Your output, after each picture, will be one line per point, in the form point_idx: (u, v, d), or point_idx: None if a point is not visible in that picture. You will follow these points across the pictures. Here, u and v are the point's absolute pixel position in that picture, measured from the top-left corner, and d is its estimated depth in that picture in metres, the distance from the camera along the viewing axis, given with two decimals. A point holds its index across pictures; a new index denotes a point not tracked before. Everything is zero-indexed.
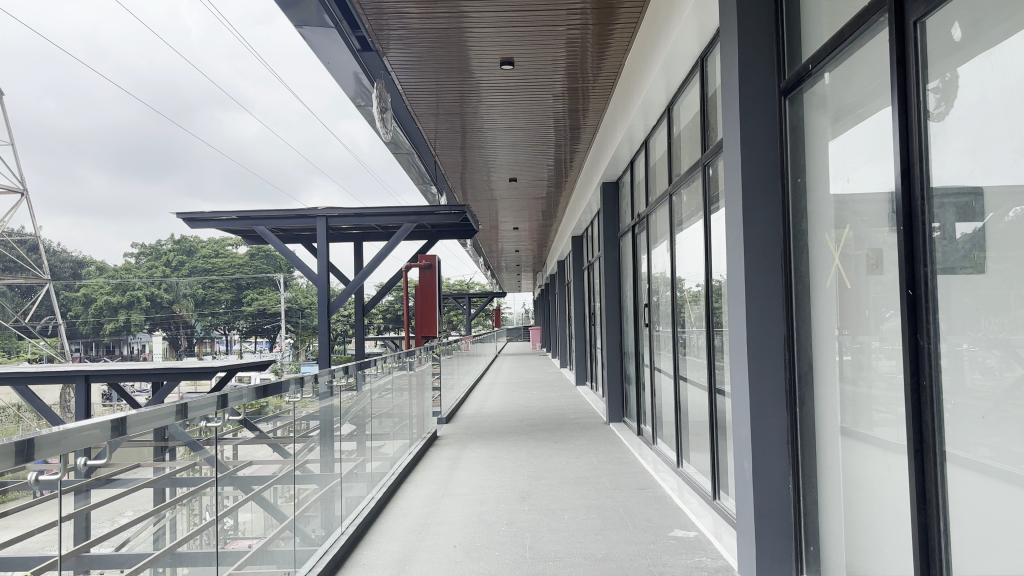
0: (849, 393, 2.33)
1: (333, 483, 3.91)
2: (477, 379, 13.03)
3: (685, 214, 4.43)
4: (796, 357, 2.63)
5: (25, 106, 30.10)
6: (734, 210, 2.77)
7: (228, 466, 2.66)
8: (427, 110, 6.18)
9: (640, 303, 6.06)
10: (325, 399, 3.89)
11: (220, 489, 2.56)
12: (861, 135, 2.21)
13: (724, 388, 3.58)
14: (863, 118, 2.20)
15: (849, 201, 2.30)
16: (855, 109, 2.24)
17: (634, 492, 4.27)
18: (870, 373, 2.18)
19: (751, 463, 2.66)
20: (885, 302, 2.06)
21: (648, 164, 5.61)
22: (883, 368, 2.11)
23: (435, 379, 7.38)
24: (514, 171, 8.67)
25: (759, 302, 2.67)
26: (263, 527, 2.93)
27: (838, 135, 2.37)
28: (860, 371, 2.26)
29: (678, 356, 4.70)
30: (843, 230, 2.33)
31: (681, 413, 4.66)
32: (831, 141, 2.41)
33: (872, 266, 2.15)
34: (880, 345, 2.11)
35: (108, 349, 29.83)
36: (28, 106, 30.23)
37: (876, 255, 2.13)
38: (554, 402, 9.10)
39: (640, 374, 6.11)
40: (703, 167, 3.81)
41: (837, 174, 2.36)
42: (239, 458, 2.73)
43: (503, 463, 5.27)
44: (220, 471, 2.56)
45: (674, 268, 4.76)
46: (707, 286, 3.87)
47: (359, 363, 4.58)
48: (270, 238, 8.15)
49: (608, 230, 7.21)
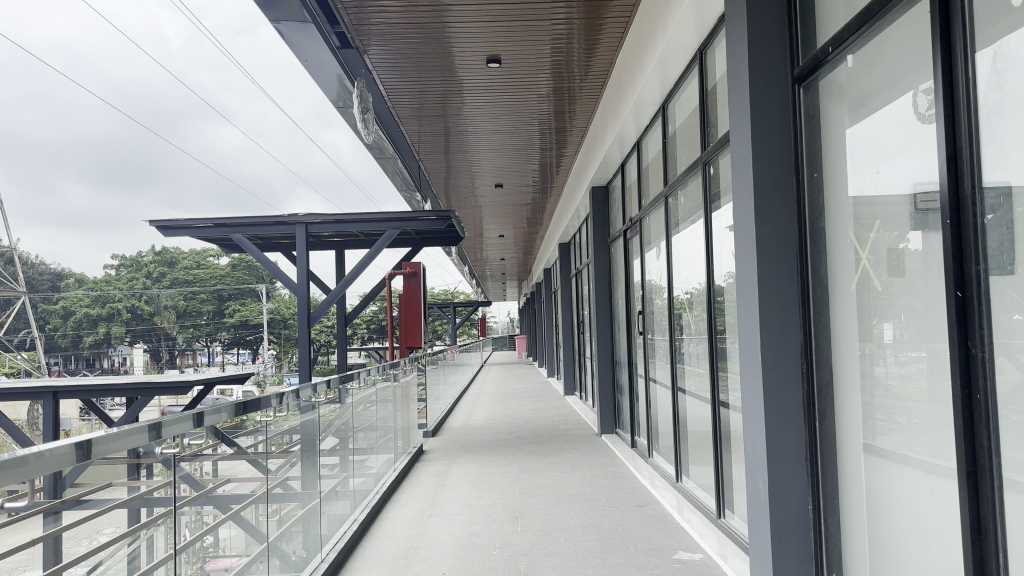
0: (877, 405, 2.11)
1: (316, 503, 3.67)
2: (464, 389, 12.79)
3: (683, 216, 4.21)
4: (814, 367, 2.42)
5: None
6: (744, 208, 2.56)
7: (207, 484, 2.40)
8: (410, 111, 5.94)
9: (633, 310, 5.85)
10: (307, 413, 3.66)
11: (204, 506, 2.36)
12: (889, 123, 2.01)
13: (730, 399, 3.37)
14: (896, 101, 1.98)
15: (875, 195, 2.09)
16: (883, 93, 2.04)
17: (632, 510, 4.06)
18: (902, 383, 1.97)
19: (766, 483, 2.45)
20: (923, 306, 1.86)
21: (641, 166, 5.40)
22: (919, 380, 1.89)
23: (421, 390, 7.14)
24: (499, 176, 8.45)
25: (774, 306, 2.46)
26: (246, 544, 2.74)
27: (861, 125, 2.17)
28: (889, 383, 2.05)
29: (676, 365, 4.48)
30: (868, 229, 2.13)
31: (680, 425, 4.44)
32: (852, 132, 2.21)
33: (904, 265, 1.95)
34: (914, 354, 1.91)
35: (87, 363, 29.38)
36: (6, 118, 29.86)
37: (910, 254, 1.92)
38: (544, 413, 8.87)
39: (633, 384, 5.89)
40: (704, 165, 3.60)
41: (863, 167, 2.15)
42: (219, 475, 2.50)
43: (492, 479, 5.03)
44: (200, 489, 2.34)
45: (670, 273, 4.54)
46: (708, 291, 3.66)
47: (341, 376, 4.31)
48: (247, 246, 7.88)
49: (598, 235, 7.00)
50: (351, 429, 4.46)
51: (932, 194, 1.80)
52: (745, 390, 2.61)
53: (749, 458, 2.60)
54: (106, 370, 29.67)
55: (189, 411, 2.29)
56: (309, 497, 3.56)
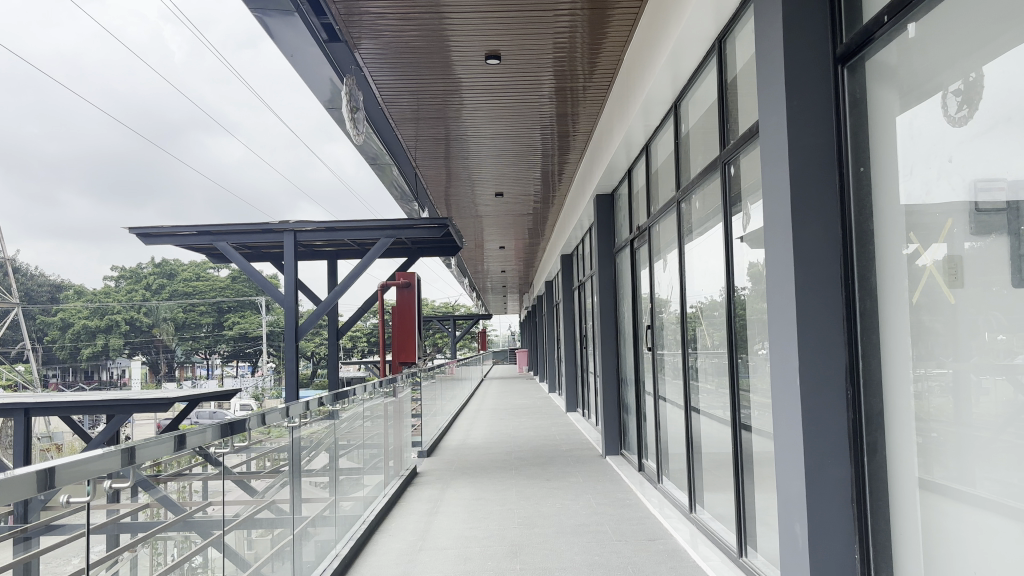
0: (937, 440, 1.75)
1: (301, 529, 3.36)
2: (462, 405, 12.42)
3: (698, 223, 3.87)
4: (861, 392, 2.06)
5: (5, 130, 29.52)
6: (779, 208, 2.22)
7: (194, 504, 2.21)
8: (406, 113, 5.63)
9: (641, 324, 5.52)
10: (295, 432, 3.37)
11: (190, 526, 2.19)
12: (948, 112, 1.71)
13: (753, 423, 3.02)
14: (962, 77, 1.64)
15: (933, 187, 1.76)
16: (944, 67, 1.71)
17: (642, 544, 3.70)
18: (973, 411, 1.61)
19: (806, 529, 2.09)
20: (992, 319, 1.54)
21: (650, 170, 5.06)
22: (995, 411, 1.54)
23: (416, 407, 6.80)
24: (500, 184, 8.14)
25: (811, 320, 2.11)
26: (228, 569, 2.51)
27: (914, 111, 1.84)
28: (953, 413, 1.69)
29: (689, 385, 4.13)
30: (925, 230, 1.79)
31: (694, 450, 4.08)
32: (904, 119, 1.88)
33: (972, 271, 1.60)
34: (983, 383, 1.58)
35: (84, 376, 29.10)
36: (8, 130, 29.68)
37: (981, 257, 1.57)
38: (544, 432, 8.50)
39: (641, 403, 5.53)
40: (723, 165, 3.28)
41: (918, 155, 1.82)
42: (207, 496, 2.32)
43: (489, 507, 4.66)
44: (186, 511, 2.15)
45: (684, 285, 4.19)
46: (728, 304, 3.32)
47: (331, 393, 3.98)
48: (232, 255, 7.54)
49: (602, 245, 6.67)
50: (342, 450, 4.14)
51: (998, 190, 1.52)
52: (778, 421, 2.27)
53: (784, 497, 2.25)
54: (102, 382, 29.35)
55: (170, 431, 2.11)
56: (288, 528, 3.19)
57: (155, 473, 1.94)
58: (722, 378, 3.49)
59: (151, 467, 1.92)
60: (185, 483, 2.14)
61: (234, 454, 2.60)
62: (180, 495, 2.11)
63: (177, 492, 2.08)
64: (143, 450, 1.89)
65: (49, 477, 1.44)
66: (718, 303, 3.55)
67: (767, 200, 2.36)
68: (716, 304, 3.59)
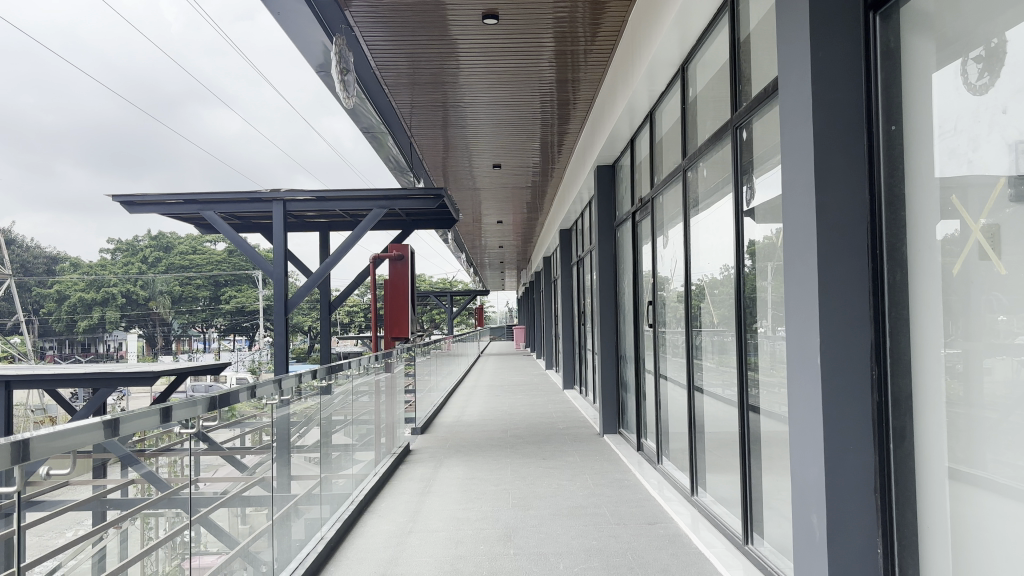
0: (973, 428, 1.58)
1: (288, 509, 3.20)
2: (457, 381, 12.26)
3: (705, 193, 3.68)
4: (888, 371, 1.89)
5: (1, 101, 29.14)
6: (801, 170, 2.03)
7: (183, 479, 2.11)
8: (399, 78, 5.43)
9: (642, 300, 5.34)
10: (284, 408, 3.18)
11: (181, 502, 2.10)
12: (986, 67, 1.53)
13: (763, 404, 2.85)
14: (1006, 26, 1.46)
15: (973, 148, 1.57)
16: (987, 15, 1.52)
17: (641, 528, 3.55)
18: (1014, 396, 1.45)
19: (825, 525, 1.92)
20: None
21: (654, 139, 4.86)
22: None
23: (409, 383, 6.64)
24: (498, 155, 7.93)
25: (836, 294, 1.93)
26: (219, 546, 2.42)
27: (950, 65, 1.65)
28: (990, 399, 1.52)
29: (692, 363, 3.96)
30: (963, 195, 1.61)
31: (696, 430, 3.91)
32: (939, 74, 1.70)
33: (1015, 241, 1.43)
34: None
35: (81, 348, 28.97)
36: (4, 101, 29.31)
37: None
38: (541, 409, 8.35)
39: (641, 381, 5.36)
40: (734, 129, 3.10)
41: (956, 113, 1.63)
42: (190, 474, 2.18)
43: (482, 487, 4.49)
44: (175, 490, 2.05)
45: (688, 260, 4.00)
46: (736, 277, 3.13)
47: (321, 369, 3.80)
48: (220, 224, 7.31)
49: (603, 218, 6.48)
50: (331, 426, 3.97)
51: None
52: (795, 407, 2.10)
53: (799, 487, 2.08)
54: (99, 355, 29.22)
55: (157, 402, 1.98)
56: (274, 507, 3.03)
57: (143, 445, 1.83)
58: (729, 356, 3.31)
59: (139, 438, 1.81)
60: (176, 459, 2.04)
61: (224, 430, 2.49)
62: (171, 469, 2.01)
63: (169, 466, 1.99)
64: (129, 422, 1.78)
65: (21, 448, 1.36)
66: (725, 274, 3.37)
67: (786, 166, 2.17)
68: (723, 276, 3.40)
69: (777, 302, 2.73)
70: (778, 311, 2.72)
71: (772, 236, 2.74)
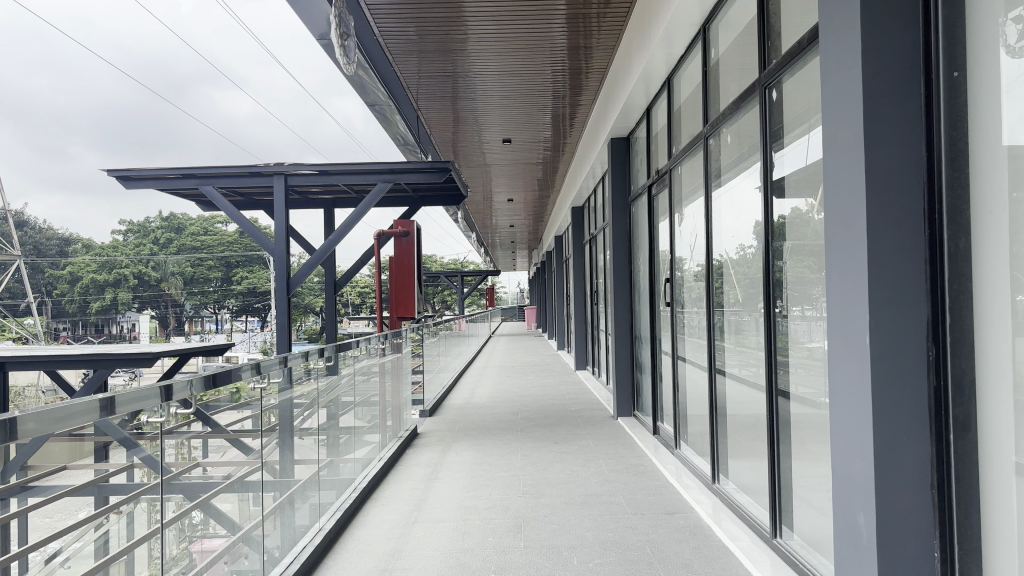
0: None
1: (285, 497, 3.02)
2: (468, 362, 12.07)
3: (729, 161, 3.43)
4: (949, 353, 1.66)
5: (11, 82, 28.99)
6: (846, 126, 1.79)
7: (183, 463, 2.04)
8: (403, 45, 5.19)
9: (658, 278, 5.11)
10: (285, 391, 3.09)
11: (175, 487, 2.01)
12: None
13: (795, 387, 2.62)
14: None
15: None
16: None
17: (660, 518, 3.35)
18: None
19: (874, 529, 1.71)
20: None
21: (671, 107, 4.61)
22: None
23: (417, 364, 6.44)
24: (508, 129, 7.69)
25: (887, 266, 1.70)
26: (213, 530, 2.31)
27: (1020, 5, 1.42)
28: None
29: (713, 344, 3.74)
30: None
31: (717, 414, 3.69)
32: (1006, 16, 1.46)
33: None
34: None
35: (94, 329, 28.98)
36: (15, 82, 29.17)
37: None
38: (553, 391, 8.15)
39: (657, 362, 5.15)
40: (762, 89, 2.86)
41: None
42: (189, 457, 2.08)
43: (491, 474, 4.29)
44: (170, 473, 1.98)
45: (709, 234, 3.76)
46: (764, 252, 2.90)
47: (319, 349, 3.59)
48: (218, 199, 7.12)
49: (616, 193, 6.24)
50: (332, 409, 3.79)
51: None
52: (839, 393, 1.88)
53: (842, 484, 1.87)
54: (112, 336, 29.26)
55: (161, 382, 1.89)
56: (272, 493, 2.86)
57: (142, 427, 1.78)
58: (756, 336, 3.08)
59: (138, 420, 1.76)
60: (182, 441, 2.03)
61: (230, 412, 2.43)
62: (177, 451, 2.01)
63: (175, 446, 2.00)
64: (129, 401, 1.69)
65: (9, 425, 1.24)
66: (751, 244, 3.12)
67: (829, 123, 1.93)
68: (749, 247, 3.16)
69: (810, 275, 2.49)
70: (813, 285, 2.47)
71: (806, 202, 2.50)
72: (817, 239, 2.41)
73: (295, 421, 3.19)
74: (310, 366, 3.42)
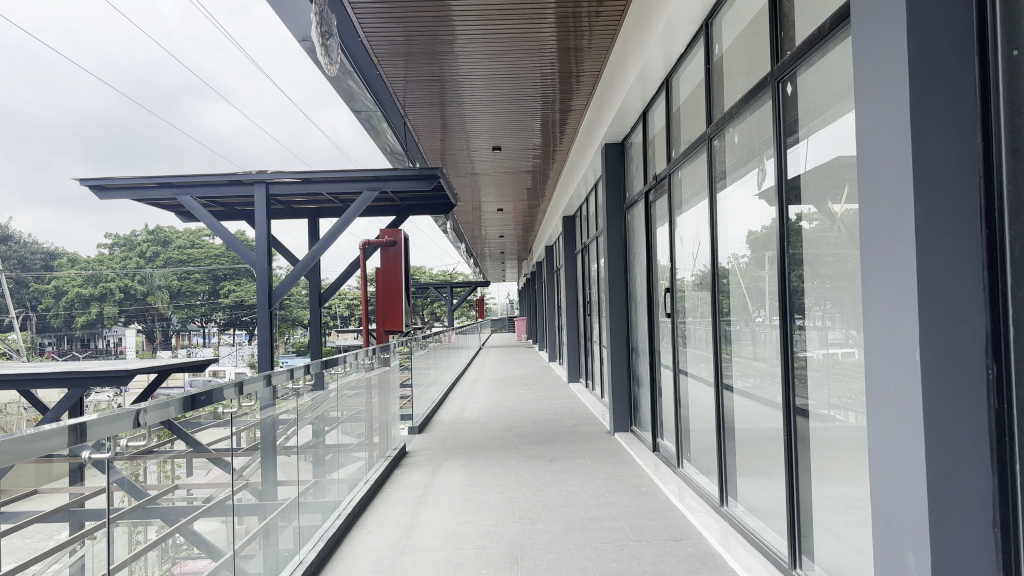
0: None
1: (263, 524, 2.78)
2: (458, 376, 11.82)
3: (736, 163, 3.23)
4: (1014, 371, 1.44)
5: None
6: (889, 112, 1.58)
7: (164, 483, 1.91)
8: (387, 47, 4.97)
9: (657, 287, 4.90)
10: (269, 408, 2.88)
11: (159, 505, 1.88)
12: None
13: (820, 405, 2.41)
14: None
15: None
16: None
17: (667, 546, 3.13)
18: None
19: (929, 575, 1.49)
20: None
21: (670, 109, 4.41)
22: None
23: (405, 379, 6.21)
24: (498, 136, 7.50)
25: (940, 271, 1.49)
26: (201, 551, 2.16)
27: None
28: None
29: (720, 357, 3.52)
30: None
31: (725, 432, 3.48)
32: None
33: None
34: None
35: (80, 344, 28.57)
36: None
37: None
38: (547, 405, 7.92)
39: (656, 375, 4.94)
40: (777, 83, 2.67)
41: None
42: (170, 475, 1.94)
43: (485, 497, 4.05)
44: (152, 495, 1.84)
45: (715, 240, 3.56)
46: (780, 258, 2.70)
47: (296, 366, 3.36)
48: (196, 209, 6.87)
49: (611, 200, 6.04)
50: (316, 429, 3.56)
51: None
52: (880, 418, 1.66)
53: (885, 520, 1.65)
54: (97, 351, 28.93)
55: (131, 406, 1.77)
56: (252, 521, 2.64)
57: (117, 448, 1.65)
58: (772, 349, 2.85)
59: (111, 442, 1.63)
60: (165, 460, 1.90)
61: (215, 429, 2.29)
62: (159, 471, 1.88)
63: (158, 466, 1.87)
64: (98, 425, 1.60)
65: None
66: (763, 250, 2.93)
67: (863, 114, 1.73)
68: (761, 253, 2.96)
69: (835, 281, 2.30)
70: (839, 292, 2.28)
71: (830, 202, 2.32)
72: (844, 244, 2.21)
73: (276, 441, 2.96)
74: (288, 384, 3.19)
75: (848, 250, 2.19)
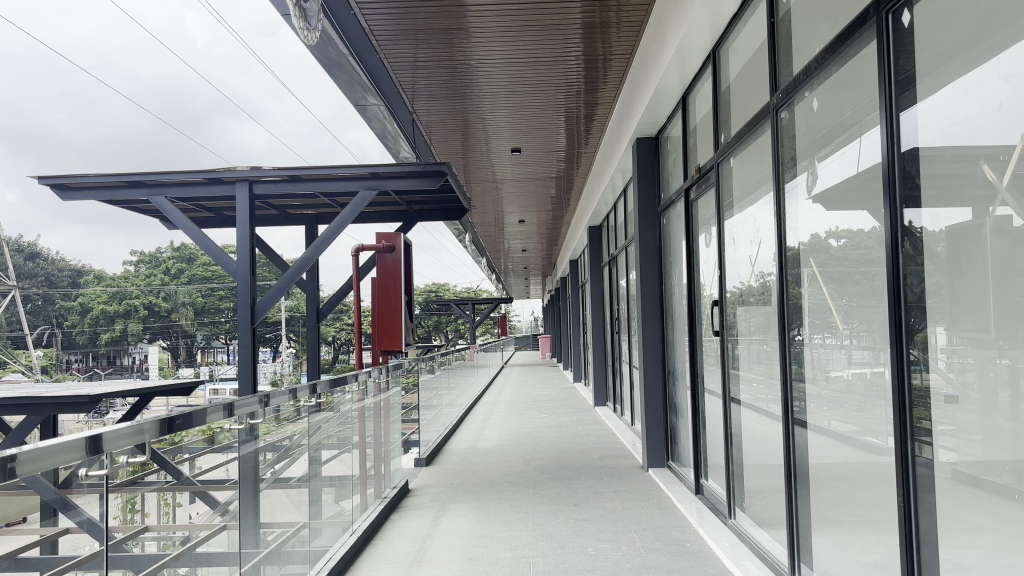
0: None
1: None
2: (477, 398, 11.09)
3: (812, 139, 2.53)
4: None
5: (28, 114, 28.70)
6: None
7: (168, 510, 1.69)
8: (388, 23, 4.33)
9: (698, 300, 4.21)
10: (246, 444, 2.29)
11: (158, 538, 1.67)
12: None
13: (951, 451, 1.69)
14: None
15: None
16: None
17: None
18: None
19: None
20: None
21: (717, 88, 3.72)
22: None
23: (412, 401, 5.54)
24: (518, 138, 6.86)
25: None
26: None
27: None
28: None
29: (788, 387, 2.80)
30: None
31: (796, 481, 2.74)
32: None
33: None
34: None
35: (105, 361, 28.13)
36: (32, 115, 28.86)
37: None
38: (572, 432, 7.20)
39: (697, 402, 4.24)
40: (887, 15, 1.96)
41: None
42: (174, 504, 1.72)
43: (493, 554, 3.34)
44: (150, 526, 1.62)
45: (780, 239, 2.85)
46: (891, 254, 1.96)
47: (288, 386, 2.71)
48: (170, 210, 6.27)
49: (642, 201, 5.34)
50: (303, 470, 2.88)
51: None
52: None
53: None
54: (122, 369, 28.52)
55: (119, 427, 1.54)
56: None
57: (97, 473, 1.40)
58: (825, 371, 2.41)
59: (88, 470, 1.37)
60: (165, 488, 1.67)
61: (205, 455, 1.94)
62: (158, 499, 1.64)
63: (156, 494, 1.63)
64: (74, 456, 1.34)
65: None
66: (806, 264, 2.58)
67: None
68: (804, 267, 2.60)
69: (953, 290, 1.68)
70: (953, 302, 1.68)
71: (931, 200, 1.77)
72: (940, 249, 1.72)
73: (246, 482, 2.28)
74: (272, 407, 2.52)
75: (958, 252, 1.65)
